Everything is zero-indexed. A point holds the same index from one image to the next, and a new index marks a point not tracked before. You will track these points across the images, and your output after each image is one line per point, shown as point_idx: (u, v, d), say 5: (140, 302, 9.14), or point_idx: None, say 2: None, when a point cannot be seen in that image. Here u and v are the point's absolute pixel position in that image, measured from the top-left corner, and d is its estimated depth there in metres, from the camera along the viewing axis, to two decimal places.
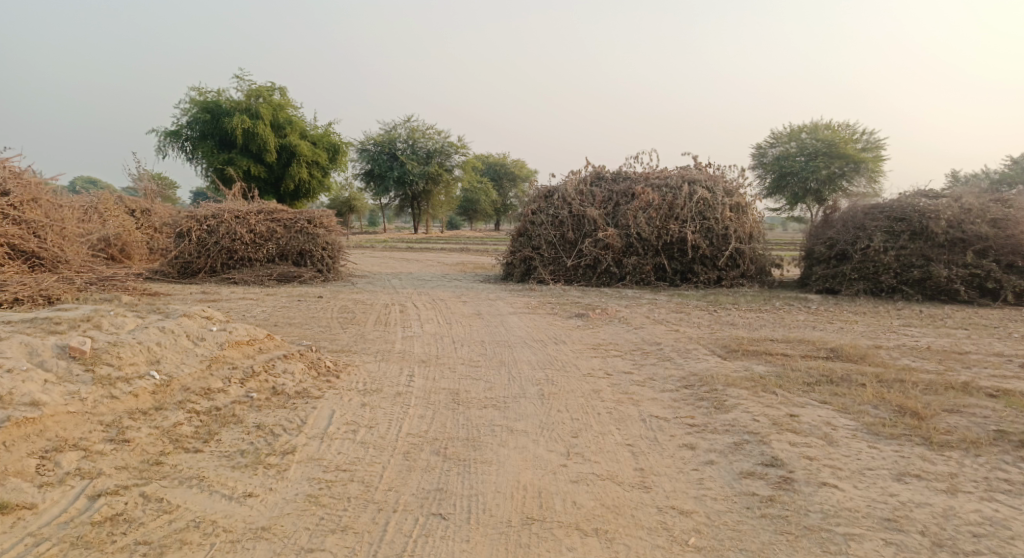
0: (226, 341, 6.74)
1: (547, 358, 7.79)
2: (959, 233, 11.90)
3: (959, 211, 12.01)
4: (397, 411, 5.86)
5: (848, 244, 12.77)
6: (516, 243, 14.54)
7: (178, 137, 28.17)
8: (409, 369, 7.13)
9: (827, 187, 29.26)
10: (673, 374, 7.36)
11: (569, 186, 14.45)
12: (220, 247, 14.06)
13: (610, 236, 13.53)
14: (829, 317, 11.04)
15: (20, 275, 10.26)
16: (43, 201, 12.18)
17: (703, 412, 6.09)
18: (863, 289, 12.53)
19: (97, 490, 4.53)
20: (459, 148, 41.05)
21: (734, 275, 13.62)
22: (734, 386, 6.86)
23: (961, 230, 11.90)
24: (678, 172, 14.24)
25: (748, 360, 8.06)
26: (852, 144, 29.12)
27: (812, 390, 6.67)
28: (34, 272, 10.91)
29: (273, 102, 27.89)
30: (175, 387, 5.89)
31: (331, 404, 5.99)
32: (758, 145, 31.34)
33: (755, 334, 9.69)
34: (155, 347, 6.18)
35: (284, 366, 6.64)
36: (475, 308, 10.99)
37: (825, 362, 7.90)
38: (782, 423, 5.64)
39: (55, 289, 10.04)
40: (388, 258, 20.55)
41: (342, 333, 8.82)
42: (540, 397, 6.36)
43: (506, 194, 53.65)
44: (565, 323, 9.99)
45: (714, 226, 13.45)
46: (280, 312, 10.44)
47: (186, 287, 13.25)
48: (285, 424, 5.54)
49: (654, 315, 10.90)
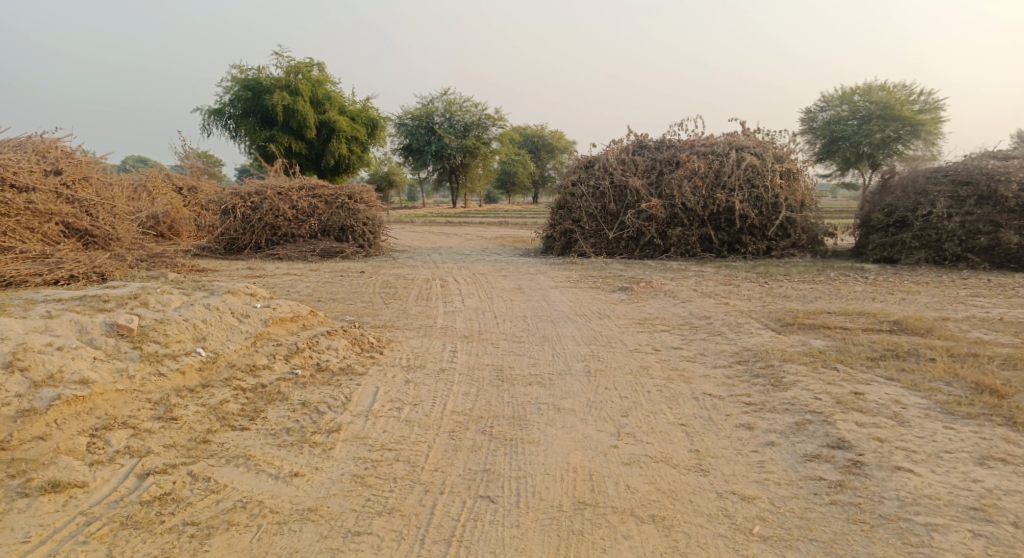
0: (270, 318, 6.57)
1: (592, 333, 7.56)
2: None
3: None
4: (442, 388, 5.70)
5: (908, 210, 12.19)
6: (556, 215, 14.26)
7: (221, 115, 28.38)
8: (452, 345, 6.96)
9: (880, 152, 28.19)
10: (726, 349, 7.06)
11: (611, 155, 14.07)
12: (264, 224, 14.10)
13: (654, 206, 13.14)
14: (888, 288, 10.55)
15: (74, 252, 10.36)
16: (94, 178, 12.27)
17: (759, 390, 5.80)
18: (924, 258, 11.97)
19: (145, 469, 4.44)
20: (497, 120, 40.63)
21: (784, 246, 13.16)
22: (791, 362, 6.54)
23: None
24: (724, 139, 13.75)
25: (805, 334, 7.71)
26: (907, 106, 27.95)
27: (876, 366, 6.33)
28: (87, 250, 10.99)
29: (312, 78, 27.84)
30: (221, 364, 5.78)
31: (375, 381, 5.84)
32: (806, 109, 30.27)
33: (810, 307, 9.30)
34: (201, 324, 6.05)
35: (327, 342, 6.49)
36: (516, 282, 10.77)
37: (888, 336, 7.53)
38: (846, 401, 5.34)
39: (107, 266, 10.12)
40: (429, 232, 20.46)
41: (384, 309, 8.69)
42: (586, 375, 6.13)
43: (544, 166, 53.11)
44: (609, 296, 9.73)
45: (763, 195, 12.96)
46: (323, 288, 10.39)
47: (232, 263, 13.30)
48: (330, 401, 5.41)
49: (702, 287, 10.55)
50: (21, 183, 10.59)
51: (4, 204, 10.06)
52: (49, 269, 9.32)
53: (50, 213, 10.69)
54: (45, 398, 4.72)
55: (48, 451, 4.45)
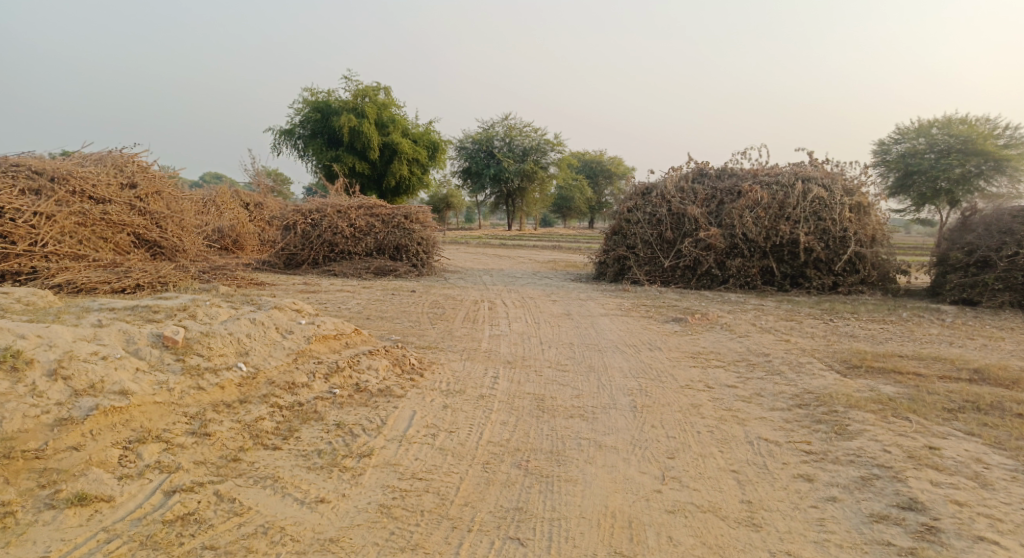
0: (314, 334, 6.08)
1: (640, 365, 7.19)
2: None
3: None
4: (480, 415, 5.40)
5: (991, 250, 11.45)
6: (610, 241, 13.95)
7: (290, 135, 29.03)
8: (494, 371, 6.70)
9: (959, 188, 26.96)
10: (785, 390, 6.59)
11: (669, 183, 13.71)
12: (322, 240, 14.18)
13: (713, 236, 12.69)
14: (967, 333, 9.86)
15: (142, 262, 10.49)
16: (167, 191, 12.40)
17: (821, 437, 5.35)
18: (1008, 301, 11.20)
19: (173, 486, 4.07)
20: (557, 145, 40.56)
21: (852, 281, 12.49)
22: (858, 408, 6.06)
23: None
24: (791, 169, 13.23)
25: (873, 378, 7.21)
26: (990, 141, 26.70)
27: (954, 419, 5.92)
28: (155, 261, 11.04)
29: (379, 101, 28.29)
30: (261, 381, 5.27)
31: (412, 404, 5.46)
32: (880, 141, 29.23)
33: (879, 348, 8.74)
34: (245, 339, 5.55)
35: (367, 362, 6.03)
36: (565, 308, 10.46)
37: (967, 386, 6.98)
38: (918, 456, 4.90)
39: (172, 277, 10.25)
40: (482, 254, 20.36)
41: (429, 329, 8.50)
42: (632, 410, 5.78)
43: (602, 192, 52.79)
44: (662, 327, 9.33)
45: (830, 228, 12.37)
46: (373, 306, 10.29)
47: (289, 278, 13.37)
48: (365, 424, 4.95)
49: (762, 322, 10.06)
50: (98, 195, 10.77)
51: (80, 214, 10.25)
52: (115, 278, 9.46)
53: (123, 224, 10.79)
54: (84, 406, 4.34)
55: (79, 462, 4.09)
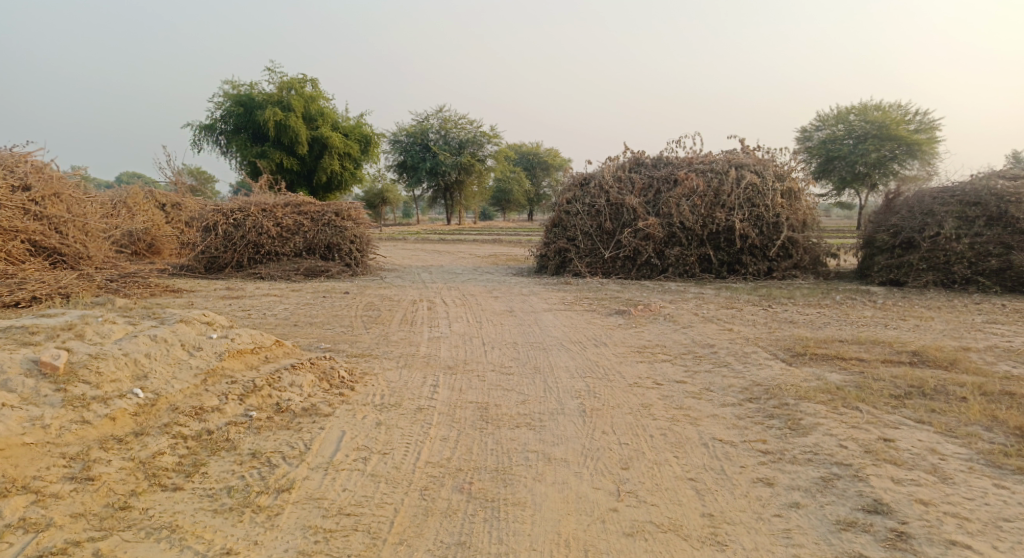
0: (227, 350, 5.53)
1: (586, 364, 6.88)
2: None
3: None
4: (417, 432, 4.98)
5: (914, 231, 11.62)
6: (549, 233, 13.66)
7: (212, 131, 27.77)
8: (433, 378, 6.27)
9: (876, 171, 27.77)
10: (734, 384, 6.38)
11: (606, 173, 13.48)
12: (247, 242, 13.41)
13: (651, 225, 12.53)
14: (899, 314, 9.93)
15: (40, 273, 9.63)
16: (70, 194, 11.46)
17: (776, 435, 5.15)
18: (932, 281, 11.39)
19: (40, 549, 3.46)
20: (492, 137, 40.15)
21: (786, 266, 12.54)
22: (808, 401, 5.91)
23: None
24: (723, 156, 13.18)
25: (819, 366, 7.09)
26: (903, 126, 27.58)
27: (902, 406, 5.81)
28: (56, 270, 10.17)
29: (305, 94, 27.32)
30: (161, 408, 4.71)
31: (341, 424, 5.00)
32: (801, 128, 29.99)
33: (820, 334, 8.66)
34: (143, 359, 4.99)
35: (290, 379, 5.52)
36: (507, 304, 10.11)
37: (910, 370, 6.92)
38: (875, 451, 4.76)
39: (75, 289, 9.45)
40: (421, 250, 19.84)
41: (363, 335, 8.01)
42: (581, 415, 5.46)
43: (538, 184, 52.64)
44: (605, 321, 9.06)
45: (764, 214, 12.37)
46: (303, 310, 9.70)
47: (212, 283, 12.61)
48: (285, 451, 4.48)
49: (703, 311, 9.91)
50: None
51: None
52: (10, 291, 8.63)
53: (16, 230, 9.91)
54: None
55: None
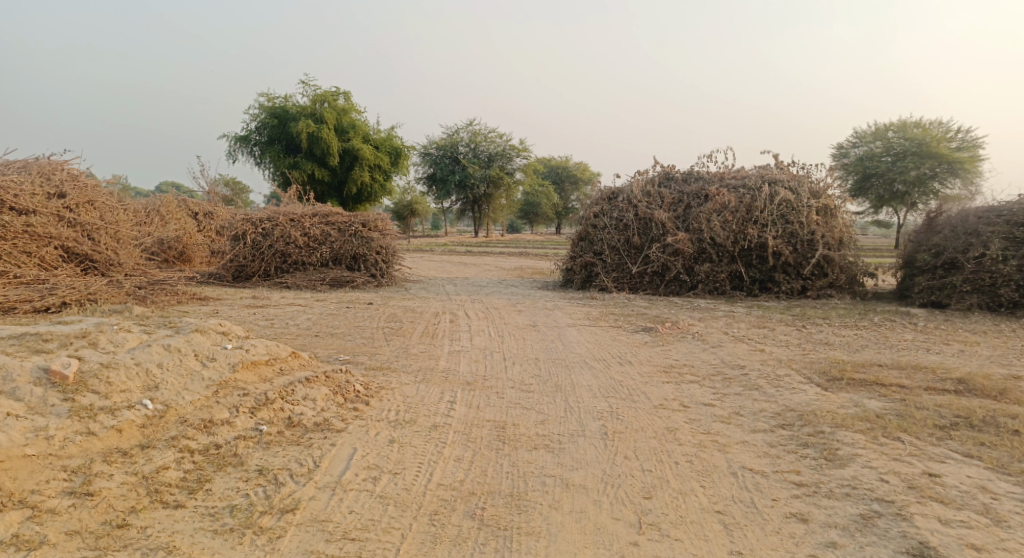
0: (240, 362, 5.38)
1: (610, 383, 6.63)
2: None
3: None
4: (431, 451, 4.77)
5: (958, 252, 11.18)
6: (577, 247, 13.42)
7: (246, 141, 28.01)
8: (451, 394, 6.07)
9: (915, 190, 27.07)
10: (765, 408, 6.08)
11: (636, 187, 13.23)
12: (274, 251, 13.38)
13: (680, 240, 12.24)
14: (941, 338, 9.51)
15: (71, 278, 9.65)
16: (103, 200, 11.51)
17: (810, 465, 4.86)
18: (977, 303, 10.92)
19: None
20: (522, 150, 40.05)
21: (821, 285, 12.14)
22: (845, 429, 5.60)
23: None
24: (756, 172, 12.85)
25: (856, 392, 6.76)
26: (944, 144, 26.90)
27: (947, 437, 5.50)
28: (87, 276, 10.18)
29: (338, 106, 27.47)
30: (170, 420, 4.56)
31: (353, 440, 4.81)
32: (838, 144, 29.45)
33: (857, 357, 8.30)
34: (155, 369, 4.86)
35: (303, 392, 5.35)
36: (531, 318, 9.89)
37: (955, 399, 6.57)
38: (920, 486, 4.57)
39: (104, 295, 9.45)
40: (447, 262, 19.69)
41: (383, 347, 7.85)
42: (603, 438, 5.21)
43: (568, 198, 52.38)
44: (631, 338, 8.80)
45: (798, 231, 11.99)
46: (325, 321, 9.58)
47: (238, 291, 12.59)
48: (294, 468, 4.30)
49: (734, 330, 9.59)
50: (20, 205, 9.89)
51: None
52: (37, 296, 8.63)
53: (49, 236, 9.93)
54: None
55: None
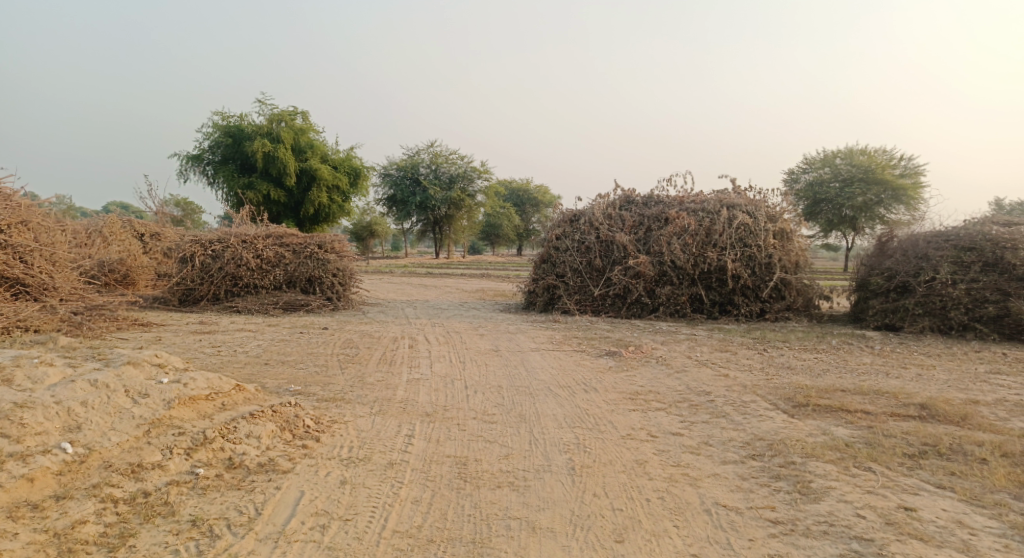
0: (176, 397, 4.96)
1: (575, 412, 6.35)
2: None
3: None
4: (386, 493, 4.43)
5: (909, 275, 11.24)
6: (538, 269, 13.18)
7: (198, 160, 27.26)
8: (409, 427, 5.73)
9: (863, 216, 27.63)
10: (734, 438, 5.88)
11: (597, 210, 13.08)
12: (224, 274, 12.86)
13: (641, 263, 12.10)
14: (899, 361, 9.48)
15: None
16: (40, 219, 10.90)
17: (784, 500, 4.65)
18: (928, 326, 10.93)
19: None
20: (483, 173, 39.91)
21: (779, 308, 12.11)
22: (817, 459, 5.42)
23: None
24: (714, 196, 12.82)
25: (823, 419, 6.60)
26: (889, 171, 27.55)
27: (918, 467, 5.35)
28: (16, 303, 9.50)
29: (294, 126, 26.95)
30: (92, 465, 4.18)
31: (300, 482, 4.44)
32: (789, 170, 30.00)
33: (820, 382, 8.17)
34: (78, 408, 4.45)
35: (247, 429, 4.96)
36: (493, 343, 9.59)
37: (922, 425, 6.45)
38: (898, 522, 4.39)
39: (36, 322, 8.90)
40: (406, 284, 19.29)
41: (337, 375, 7.46)
42: (570, 473, 4.93)
43: (529, 220, 52.38)
44: (595, 363, 8.56)
45: (756, 254, 11.96)
46: (276, 347, 9.15)
47: (184, 316, 12.05)
48: (231, 518, 3.94)
49: (697, 354, 9.42)
50: None
51: None
52: None
53: None
54: None
55: None
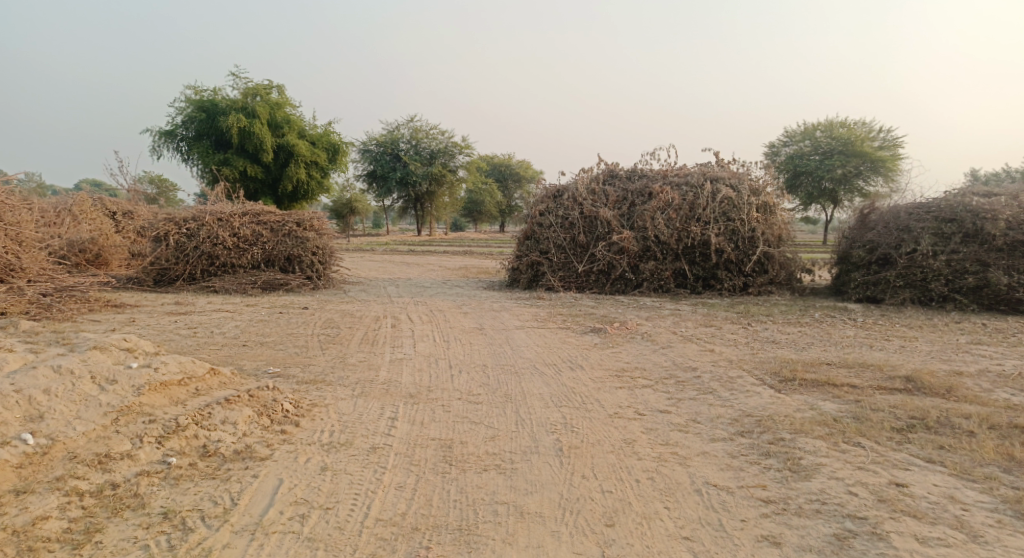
0: (147, 383, 4.78)
1: (562, 391, 6.22)
2: (1019, 235, 10.39)
3: (1019, 211, 10.51)
4: (369, 479, 4.29)
5: (891, 247, 11.20)
6: (522, 246, 12.99)
7: (171, 137, 26.65)
8: (392, 409, 5.58)
9: (841, 188, 27.69)
10: (722, 414, 5.79)
11: (580, 185, 12.89)
12: (200, 253, 12.57)
13: (626, 238, 11.98)
14: (882, 334, 9.45)
15: None
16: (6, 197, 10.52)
17: (775, 478, 4.56)
18: (910, 298, 10.95)
19: None
20: (465, 147, 39.49)
21: (762, 282, 12.04)
22: (806, 435, 5.34)
23: (1021, 232, 10.40)
24: (698, 170, 12.69)
25: (811, 394, 6.53)
26: (868, 143, 27.58)
27: (907, 442, 5.28)
28: None
29: (270, 101, 26.41)
30: (56, 457, 4.02)
31: (279, 469, 4.29)
32: (770, 143, 29.97)
33: (805, 356, 8.11)
34: (39, 397, 4.28)
35: (222, 415, 4.79)
36: (477, 321, 9.44)
37: (909, 399, 6.39)
38: (890, 499, 4.32)
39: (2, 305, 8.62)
40: (388, 262, 19.04)
41: (318, 357, 7.27)
42: (558, 454, 4.81)
43: (511, 195, 52.08)
44: (581, 339, 8.44)
45: (739, 228, 11.86)
46: (254, 328, 8.94)
47: (159, 297, 11.77)
48: (205, 509, 3.80)
49: (681, 329, 9.33)
50: None
51: None
52: None
53: None
54: None
55: None
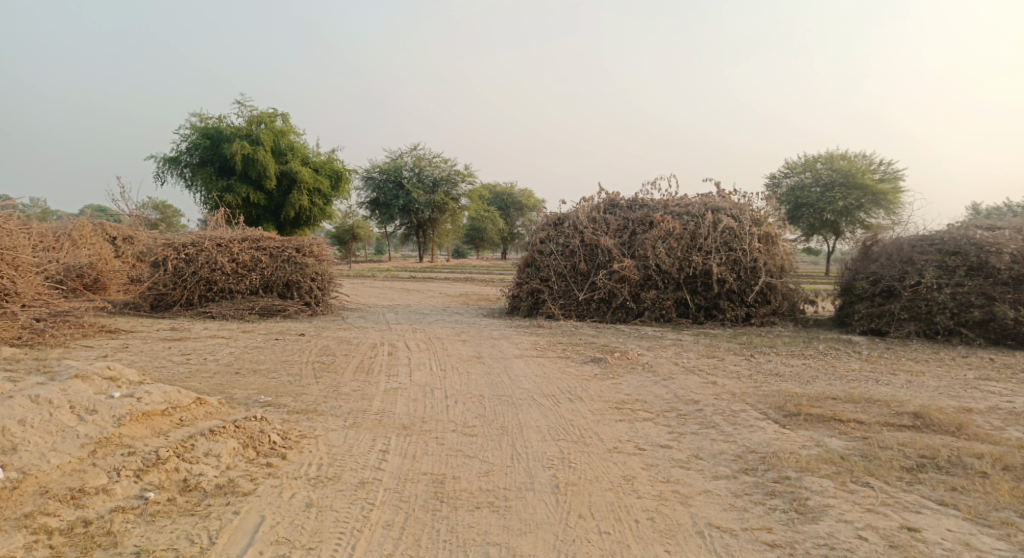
0: (128, 413, 4.61)
1: (560, 424, 6.03)
2: None
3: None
4: (355, 516, 4.10)
5: (894, 279, 11.05)
6: (522, 273, 12.84)
7: (174, 162, 26.67)
8: (384, 441, 5.39)
9: (843, 220, 27.59)
10: (725, 450, 5.59)
11: (581, 214, 12.78)
12: (197, 278, 12.42)
13: (626, 267, 11.85)
14: (888, 367, 9.26)
15: None
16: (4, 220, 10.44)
17: (780, 520, 4.36)
18: (914, 331, 10.75)
19: None
20: (467, 176, 39.55)
21: (764, 313, 11.85)
22: (812, 474, 5.14)
23: None
24: (699, 200, 12.58)
25: (816, 429, 6.33)
26: (869, 175, 27.55)
27: (917, 482, 5.08)
28: None
29: (274, 127, 26.48)
30: (27, 492, 3.84)
31: (261, 505, 4.10)
32: (771, 174, 29.95)
33: (810, 390, 7.91)
34: (14, 428, 4.11)
35: (206, 447, 4.61)
36: (475, 349, 9.27)
37: (918, 436, 6.18)
38: (901, 544, 4.12)
39: None
40: (388, 288, 18.88)
41: (311, 385, 7.09)
42: (554, 492, 4.61)
43: (513, 223, 52.09)
44: (581, 370, 8.26)
45: (741, 258, 11.73)
46: (248, 355, 8.76)
47: (155, 322, 11.62)
48: (181, 549, 3.61)
49: (683, 361, 9.15)
50: None
51: None
52: None
53: None
54: None
55: None
